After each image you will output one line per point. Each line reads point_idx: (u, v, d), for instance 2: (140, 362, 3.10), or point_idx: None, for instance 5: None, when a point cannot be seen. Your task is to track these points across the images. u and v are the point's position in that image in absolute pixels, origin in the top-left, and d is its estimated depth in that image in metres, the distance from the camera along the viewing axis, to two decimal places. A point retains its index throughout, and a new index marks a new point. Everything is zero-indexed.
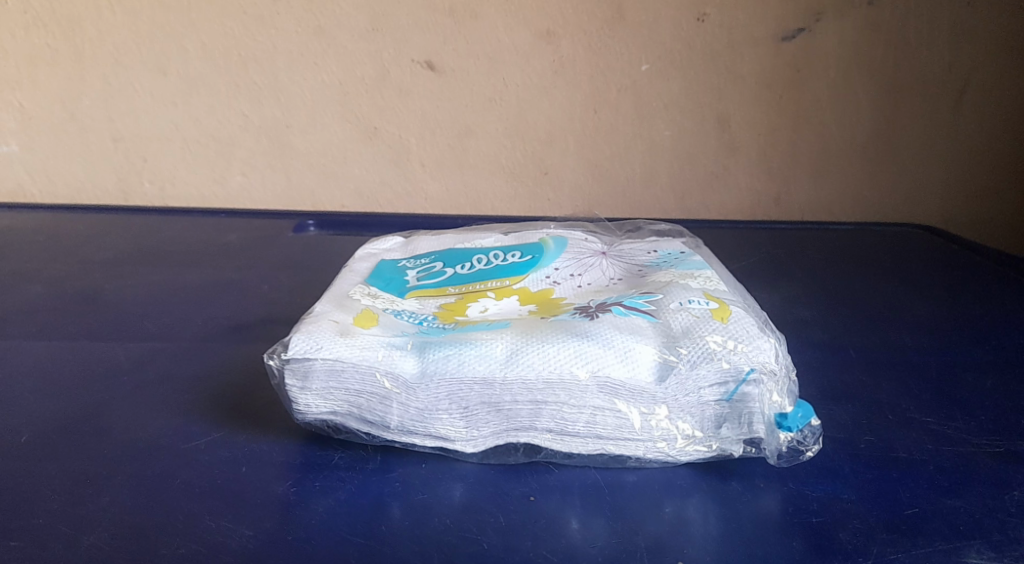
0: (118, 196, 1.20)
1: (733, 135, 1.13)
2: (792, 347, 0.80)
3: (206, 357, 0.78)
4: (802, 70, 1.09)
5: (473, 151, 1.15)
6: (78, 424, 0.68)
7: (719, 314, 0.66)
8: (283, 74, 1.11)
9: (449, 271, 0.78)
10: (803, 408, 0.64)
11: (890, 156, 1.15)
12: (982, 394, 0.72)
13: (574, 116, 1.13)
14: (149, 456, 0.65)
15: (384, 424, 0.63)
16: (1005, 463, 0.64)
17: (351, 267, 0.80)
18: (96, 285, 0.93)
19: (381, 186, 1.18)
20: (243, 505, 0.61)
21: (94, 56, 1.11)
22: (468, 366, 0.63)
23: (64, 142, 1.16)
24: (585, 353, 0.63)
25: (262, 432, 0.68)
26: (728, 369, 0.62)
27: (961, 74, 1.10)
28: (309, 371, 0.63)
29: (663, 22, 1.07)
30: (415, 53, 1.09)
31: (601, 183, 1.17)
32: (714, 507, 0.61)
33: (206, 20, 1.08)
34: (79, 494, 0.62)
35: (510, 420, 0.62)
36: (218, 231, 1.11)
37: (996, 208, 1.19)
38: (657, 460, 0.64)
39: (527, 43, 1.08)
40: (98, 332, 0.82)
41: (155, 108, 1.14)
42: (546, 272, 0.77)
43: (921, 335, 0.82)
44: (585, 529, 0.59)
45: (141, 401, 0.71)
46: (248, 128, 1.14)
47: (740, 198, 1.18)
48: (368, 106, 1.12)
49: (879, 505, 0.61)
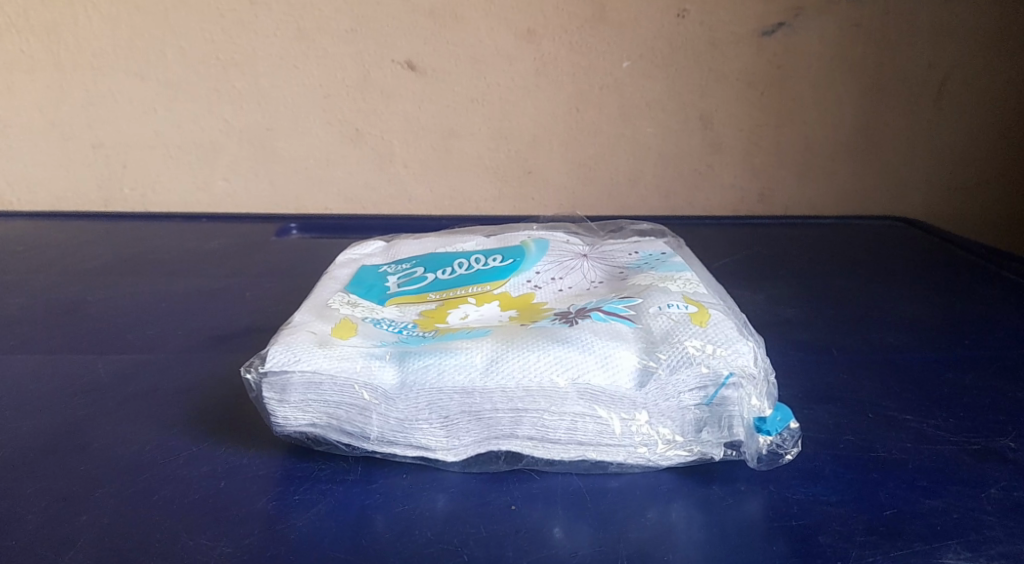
0: (100, 203, 1.19)
1: (715, 132, 1.13)
2: (775, 348, 0.80)
3: (188, 368, 0.77)
4: (783, 67, 1.09)
5: (457, 152, 1.15)
6: (59, 440, 0.68)
7: (698, 318, 0.66)
8: (265, 78, 1.10)
9: (431, 277, 0.78)
10: (781, 410, 0.64)
11: (873, 151, 1.15)
12: (964, 392, 0.72)
13: (557, 116, 1.12)
14: (130, 472, 0.65)
15: (364, 435, 0.63)
16: (986, 462, 0.65)
17: (332, 274, 0.80)
18: (78, 295, 0.93)
19: (365, 189, 1.17)
20: (225, 521, 0.61)
21: (72, 63, 1.10)
22: (448, 375, 0.62)
23: (44, 149, 1.15)
24: (565, 359, 0.62)
25: (244, 445, 0.67)
26: (708, 373, 0.63)
27: (942, 68, 1.11)
28: (287, 384, 0.63)
29: (644, 21, 1.06)
30: (397, 55, 1.09)
31: (585, 182, 1.17)
32: (696, 513, 0.61)
33: (184, 25, 1.08)
34: (59, 513, 0.62)
35: (491, 429, 0.62)
36: (201, 237, 1.10)
37: (979, 201, 1.19)
38: (639, 465, 0.64)
39: (508, 43, 1.08)
40: (79, 345, 0.82)
41: (135, 114, 1.13)
42: (527, 277, 0.77)
43: (903, 333, 0.82)
44: (567, 537, 0.59)
45: (122, 415, 0.71)
46: (230, 133, 1.14)
47: (725, 195, 1.18)
48: (351, 109, 1.12)
49: (860, 507, 0.61)
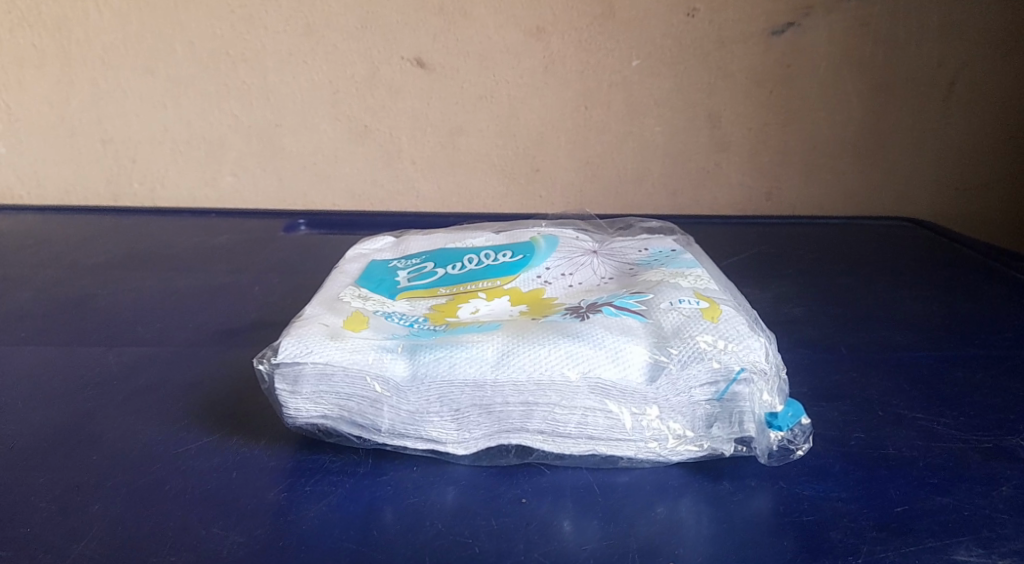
0: (108, 198, 1.19)
1: (723, 131, 1.13)
2: (784, 345, 0.80)
3: (197, 361, 0.77)
4: (792, 66, 1.09)
5: (465, 150, 1.15)
6: (69, 432, 0.68)
7: (709, 313, 0.66)
8: (274, 74, 1.10)
9: (440, 272, 0.78)
10: (793, 407, 0.64)
11: (881, 151, 1.15)
12: (973, 390, 0.72)
13: (565, 114, 1.12)
14: (140, 464, 0.65)
15: (375, 427, 0.63)
16: (995, 460, 0.64)
17: (342, 269, 0.80)
18: (87, 289, 0.93)
19: (373, 185, 1.17)
20: (235, 512, 0.61)
21: (82, 58, 1.10)
22: (460, 368, 0.63)
23: (53, 144, 1.16)
24: (577, 353, 0.62)
25: (254, 437, 0.68)
26: (719, 368, 0.63)
27: (951, 69, 1.10)
28: (299, 375, 0.63)
29: (652, 19, 1.06)
30: (405, 52, 1.09)
31: (593, 181, 1.17)
32: (706, 508, 0.61)
33: (193, 20, 1.08)
34: (70, 503, 0.62)
35: (501, 422, 0.63)
36: (209, 232, 1.10)
37: (987, 201, 1.19)
38: (649, 460, 0.64)
39: (517, 41, 1.08)
40: (88, 337, 0.82)
41: (144, 110, 1.14)
42: (537, 272, 0.77)
43: (912, 332, 0.82)
44: (578, 531, 0.60)
45: (131, 407, 0.71)
46: (238, 129, 1.14)
47: (732, 194, 1.18)
48: (359, 105, 1.12)
49: (869, 504, 0.61)
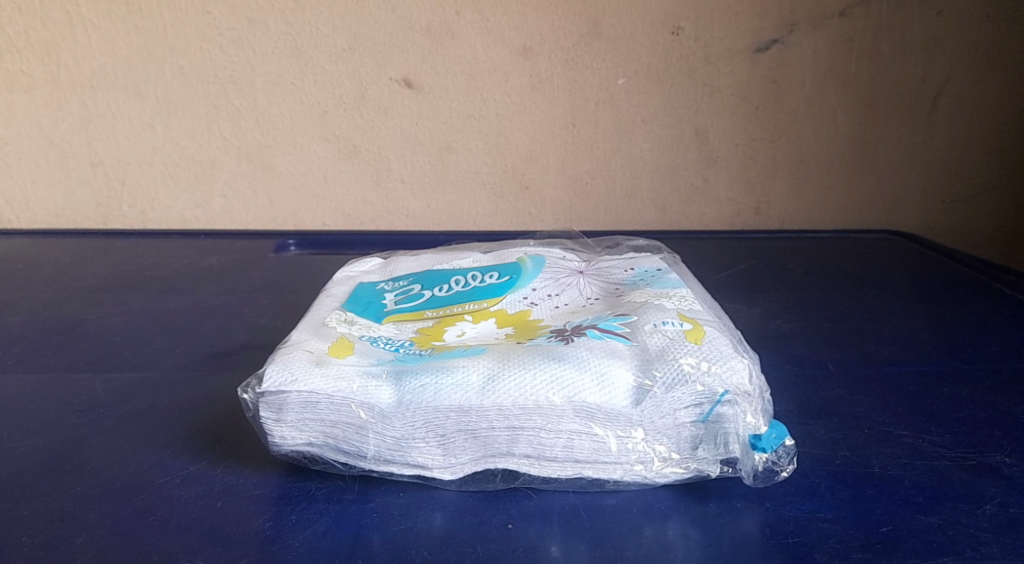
0: (98, 221, 1.19)
1: (711, 147, 1.14)
2: (773, 363, 0.80)
3: (184, 388, 0.77)
4: (778, 82, 1.10)
5: (455, 168, 1.15)
6: (56, 462, 0.68)
7: (693, 335, 0.67)
8: (263, 96, 1.11)
9: (428, 294, 0.78)
10: (776, 428, 0.65)
11: (869, 164, 1.16)
12: (959, 407, 0.73)
13: (553, 132, 1.13)
14: (127, 493, 0.65)
15: (361, 453, 0.63)
16: (981, 478, 0.65)
17: (330, 292, 0.80)
18: (74, 315, 0.93)
19: (363, 204, 1.17)
20: (220, 542, 0.61)
21: (71, 81, 1.11)
22: (445, 394, 0.63)
23: (41, 168, 1.16)
24: (562, 377, 0.63)
25: (240, 464, 0.68)
26: (703, 391, 0.63)
27: (935, 82, 1.11)
28: (284, 403, 0.63)
29: (638, 37, 1.07)
30: (393, 72, 1.09)
31: (582, 198, 1.17)
32: (692, 531, 0.61)
33: (183, 43, 1.08)
34: (55, 534, 0.62)
35: (487, 447, 0.63)
36: (199, 255, 1.10)
37: (974, 215, 1.20)
38: (635, 482, 0.64)
39: (504, 60, 1.09)
40: (76, 365, 0.82)
41: (135, 132, 1.14)
42: (524, 293, 0.78)
43: (898, 347, 0.82)
44: (564, 555, 0.60)
45: (119, 435, 0.71)
46: (229, 150, 1.14)
47: (721, 208, 1.18)
48: (348, 126, 1.12)
49: (855, 523, 0.61)
